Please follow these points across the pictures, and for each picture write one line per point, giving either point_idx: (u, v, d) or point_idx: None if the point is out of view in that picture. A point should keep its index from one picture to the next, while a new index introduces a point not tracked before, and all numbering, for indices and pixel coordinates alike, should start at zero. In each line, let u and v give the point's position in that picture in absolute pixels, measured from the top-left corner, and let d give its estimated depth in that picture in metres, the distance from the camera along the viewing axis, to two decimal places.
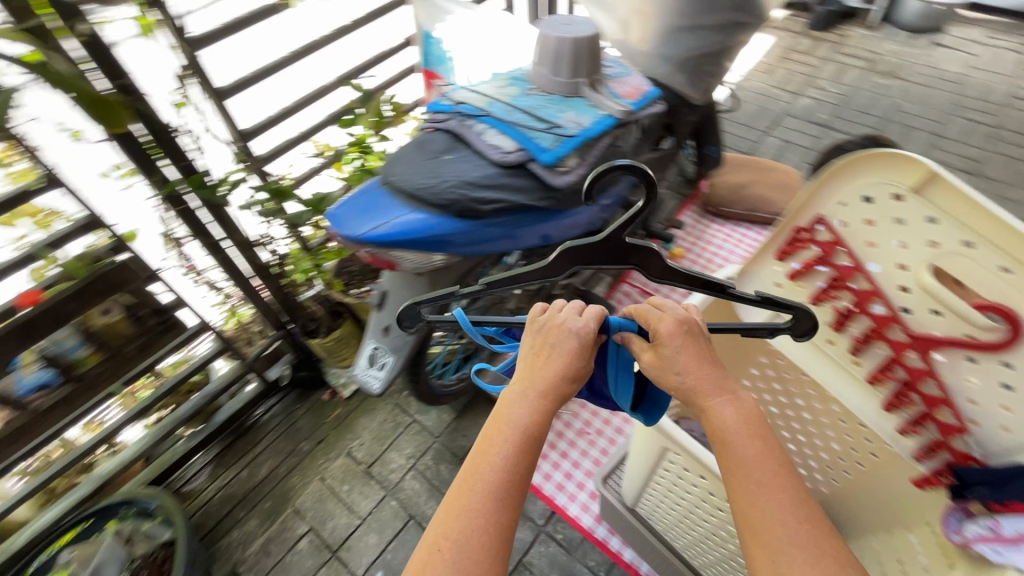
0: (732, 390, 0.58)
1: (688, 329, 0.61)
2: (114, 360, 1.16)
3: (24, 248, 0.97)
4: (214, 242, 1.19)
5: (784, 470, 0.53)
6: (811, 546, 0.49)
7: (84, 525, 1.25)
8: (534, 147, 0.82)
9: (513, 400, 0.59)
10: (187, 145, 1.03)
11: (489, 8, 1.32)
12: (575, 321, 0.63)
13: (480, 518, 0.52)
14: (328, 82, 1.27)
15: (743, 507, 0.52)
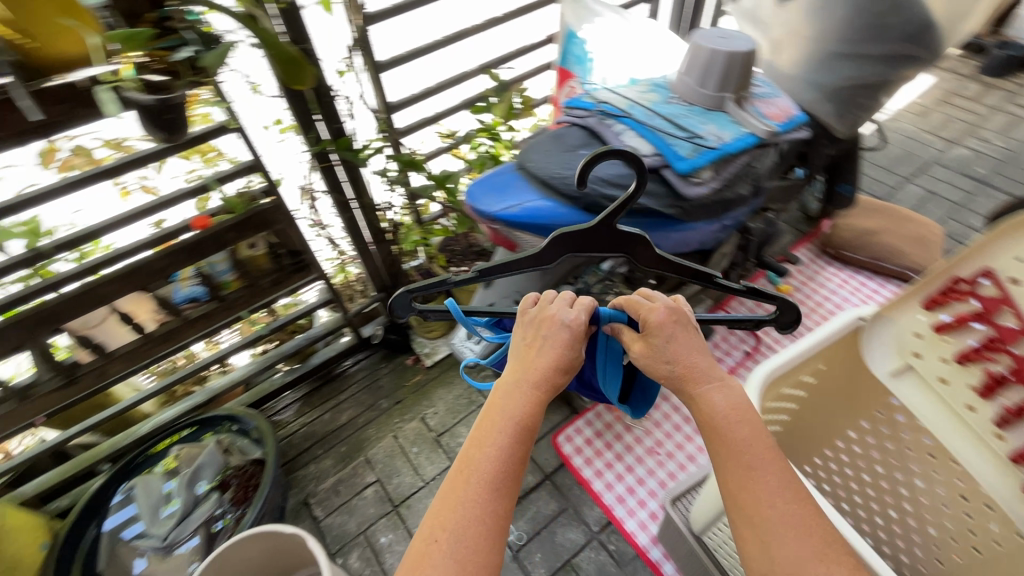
0: (722, 379, 0.67)
1: (676, 322, 0.70)
2: (250, 290, 1.30)
3: (194, 179, 1.13)
4: (345, 201, 1.31)
5: (770, 452, 0.61)
6: (793, 517, 0.57)
7: (188, 430, 1.42)
8: (671, 153, 0.83)
9: (505, 392, 0.67)
10: (342, 109, 1.14)
11: (637, 16, 1.33)
12: (566, 315, 0.72)
13: (477, 506, 0.58)
14: (470, 69, 1.34)
15: (731, 481, 0.60)
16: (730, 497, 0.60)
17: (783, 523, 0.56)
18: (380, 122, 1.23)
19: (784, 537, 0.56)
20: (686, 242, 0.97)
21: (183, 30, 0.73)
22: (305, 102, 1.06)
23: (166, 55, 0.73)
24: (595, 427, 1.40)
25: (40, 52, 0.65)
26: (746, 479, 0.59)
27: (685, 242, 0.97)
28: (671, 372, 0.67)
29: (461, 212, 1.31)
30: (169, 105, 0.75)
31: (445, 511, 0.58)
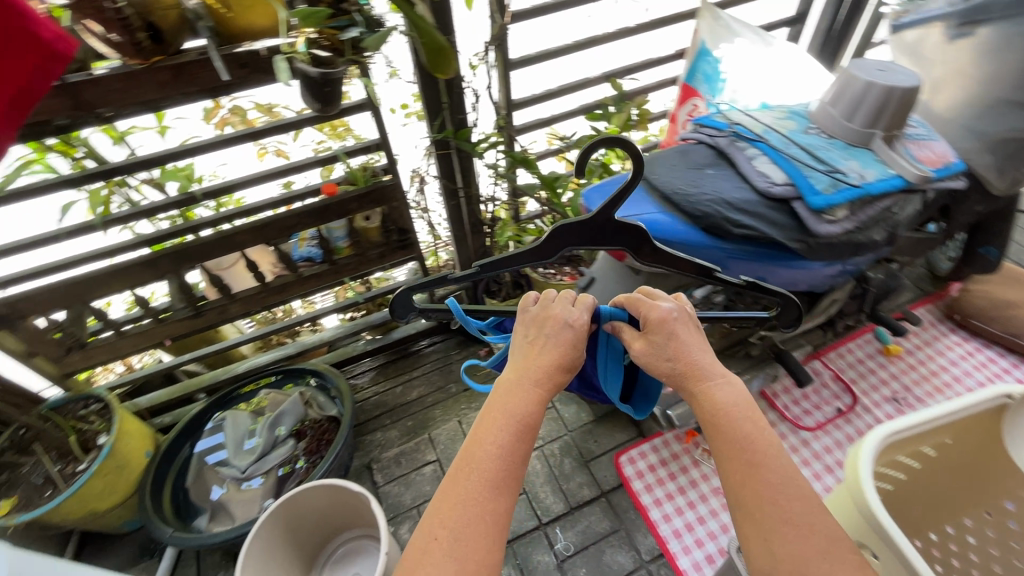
0: (726, 377, 0.66)
1: (678, 320, 0.70)
2: (359, 258, 1.36)
3: (320, 150, 1.30)
4: (453, 188, 1.37)
5: (774, 448, 0.58)
6: (802, 513, 0.54)
7: (271, 378, 1.55)
8: (806, 185, 0.79)
9: (505, 391, 0.66)
10: (467, 100, 1.19)
11: (778, 39, 1.28)
12: (568, 314, 0.72)
13: (478, 505, 0.56)
14: (595, 76, 1.35)
15: (734, 475, 0.58)
16: (732, 492, 0.58)
17: (791, 517, 0.53)
18: (499, 117, 1.26)
19: (794, 531, 0.52)
20: (799, 282, 0.91)
21: (354, 12, 0.79)
22: (437, 89, 1.12)
23: (336, 33, 0.79)
24: (661, 455, 1.36)
25: (232, 22, 0.76)
26: (753, 471, 0.57)
27: (799, 282, 0.91)
28: (673, 370, 0.67)
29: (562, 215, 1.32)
30: (328, 79, 0.80)
31: (441, 512, 0.56)
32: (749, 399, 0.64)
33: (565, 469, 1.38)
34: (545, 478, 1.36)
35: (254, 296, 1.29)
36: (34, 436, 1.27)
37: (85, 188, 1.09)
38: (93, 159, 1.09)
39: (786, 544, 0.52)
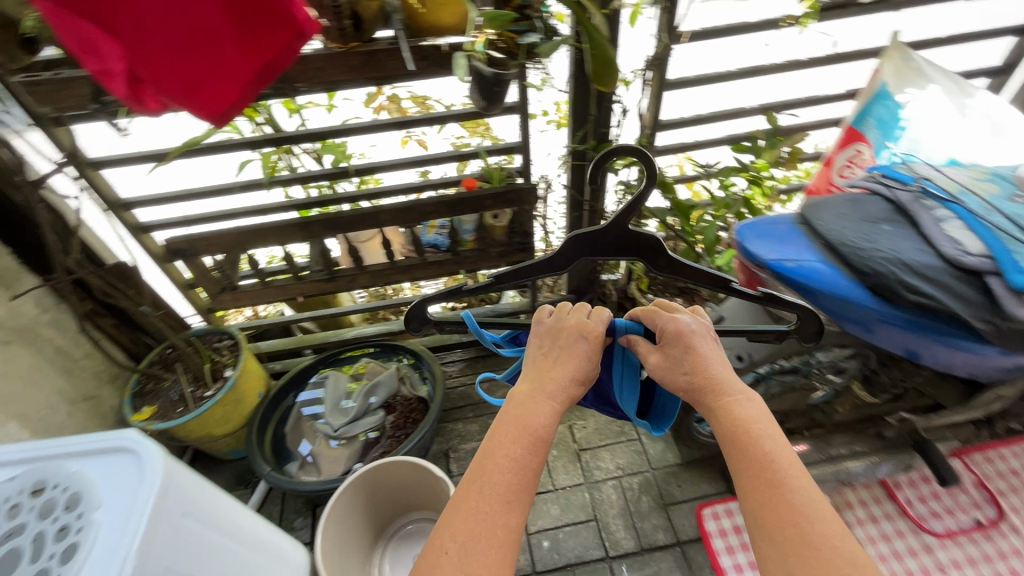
0: (748, 394, 0.62)
1: (695, 332, 0.67)
2: (480, 253, 1.40)
3: (456, 144, 1.36)
4: (579, 200, 1.37)
5: (798, 470, 0.54)
6: (832, 541, 0.48)
7: (371, 349, 1.64)
8: (1010, 261, 0.67)
9: (516, 403, 0.62)
10: (613, 116, 1.18)
11: (982, 90, 1.12)
12: (583, 326, 0.69)
13: (487, 521, 0.52)
14: (750, 107, 1.28)
15: (755, 494, 0.53)
16: (754, 514, 0.53)
17: (821, 544, 0.48)
18: (642, 136, 1.24)
19: (826, 556, 0.47)
20: (967, 366, 0.79)
21: (535, 19, 0.82)
22: (587, 98, 1.12)
23: (514, 37, 0.82)
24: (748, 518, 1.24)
25: (421, 17, 0.82)
26: (779, 491, 0.52)
27: (967, 366, 0.79)
28: (690, 383, 0.63)
29: (688, 245, 1.26)
30: (499, 79, 0.83)
31: (448, 527, 0.52)
32: (772, 418, 0.60)
33: (642, 508, 1.31)
34: (618, 510, 1.31)
35: (381, 272, 1.38)
36: (176, 357, 1.45)
37: (261, 151, 1.23)
38: (270, 126, 1.22)
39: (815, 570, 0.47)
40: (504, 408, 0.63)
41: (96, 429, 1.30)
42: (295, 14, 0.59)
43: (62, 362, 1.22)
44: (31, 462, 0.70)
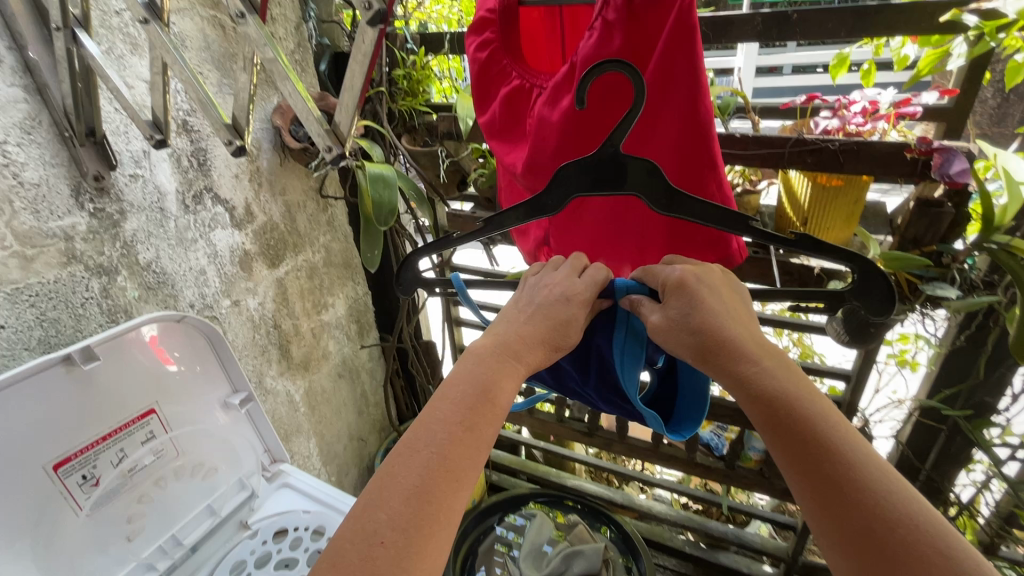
0: (782, 365, 0.50)
1: (701, 282, 0.55)
2: (761, 480, 1.16)
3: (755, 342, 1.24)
4: (916, 466, 1.05)
5: (857, 444, 0.43)
6: (920, 546, 0.38)
7: (568, 503, 1.50)
8: None
9: (470, 361, 0.54)
10: (1013, 387, 0.89)
11: None
12: (568, 286, 0.60)
13: (422, 508, 0.42)
14: None
15: (811, 489, 0.43)
16: (815, 512, 0.42)
17: (907, 554, 0.38)
18: None
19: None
20: None
21: (952, 270, 0.73)
22: (976, 354, 0.87)
23: (913, 282, 0.74)
24: None
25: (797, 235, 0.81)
26: (846, 486, 0.41)
27: None
28: (703, 346, 0.52)
29: None
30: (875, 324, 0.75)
31: (381, 498, 0.43)
32: (818, 391, 0.48)
33: None
34: None
35: (641, 450, 1.29)
36: None
37: None
38: None
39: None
40: (457, 366, 0.54)
41: (354, 467, 1.50)
42: (733, 242, 0.59)
43: (361, 403, 1.48)
44: (325, 504, 0.81)
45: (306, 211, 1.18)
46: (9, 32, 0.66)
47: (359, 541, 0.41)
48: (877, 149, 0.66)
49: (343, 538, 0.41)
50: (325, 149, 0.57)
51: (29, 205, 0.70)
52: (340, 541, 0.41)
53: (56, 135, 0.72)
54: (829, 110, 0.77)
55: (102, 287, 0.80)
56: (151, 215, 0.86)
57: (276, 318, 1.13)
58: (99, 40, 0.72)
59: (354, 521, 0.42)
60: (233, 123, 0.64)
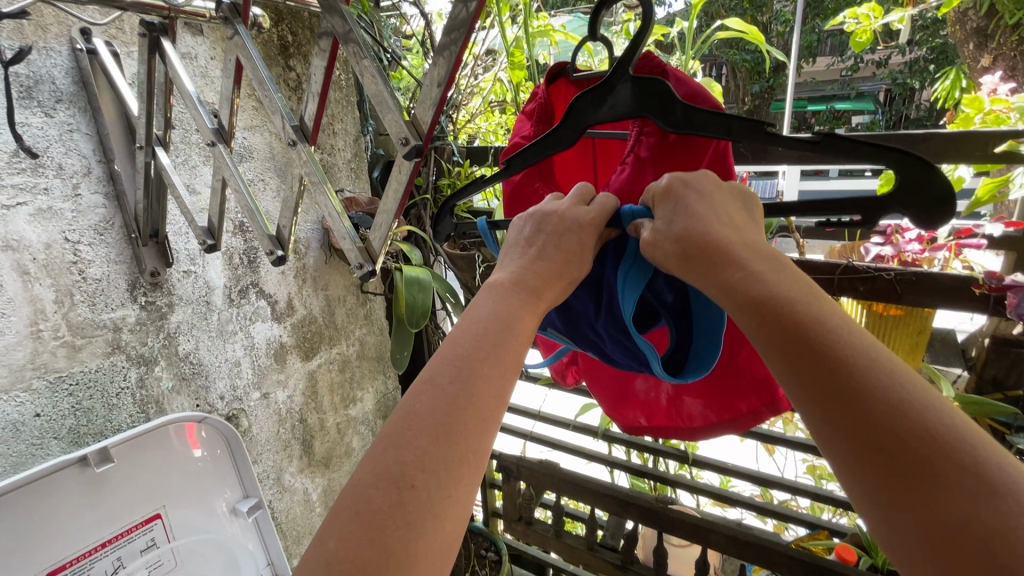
0: (778, 265, 0.38)
1: (691, 187, 0.44)
2: None
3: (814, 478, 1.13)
4: None
5: (871, 349, 0.33)
6: (949, 462, 0.29)
7: None
8: None
9: (490, 296, 0.45)
10: None
11: None
12: (576, 213, 0.51)
13: (450, 448, 0.36)
14: None
15: (819, 408, 0.33)
16: (826, 434, 0.32)
17: (930, 476, 0.29)
18: None
19: (956, 514, 0.28)
20: None
21: None
22: None
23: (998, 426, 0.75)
24: None
25: None
26: (853, 400, 0.31)
27: None
28: (685, 251, 0.42)
29: None
30: None
31: (405, 438, 0.36)
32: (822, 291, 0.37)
33: None
34: None
35: None
36: None
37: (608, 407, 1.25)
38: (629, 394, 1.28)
39: (931, 529, 0.28)
40: (473, 300, 0.46)
41: None
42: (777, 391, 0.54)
43: None
44: None
45: (345, 305, 1.21)
46: (102, 148, 0.75)
47: (385, 487, 0.34)
48: (940, 281, 0.63)
49: (363, 485, 0.35)
50: (355, 266, 0.59)
51: (87, 298, 0.74)
52: (360, 490, 0.34)
53: (124, 235, 0.78)
54: (881, 235, 0.75)
55: (138, 377, 0.82)
56: (197, 308, 0.90)
57: (303, 412, 1.13)
58: (176, 153, 0.81)
59: (375, 463, 0.35)
60: (276, 233, 0.68)
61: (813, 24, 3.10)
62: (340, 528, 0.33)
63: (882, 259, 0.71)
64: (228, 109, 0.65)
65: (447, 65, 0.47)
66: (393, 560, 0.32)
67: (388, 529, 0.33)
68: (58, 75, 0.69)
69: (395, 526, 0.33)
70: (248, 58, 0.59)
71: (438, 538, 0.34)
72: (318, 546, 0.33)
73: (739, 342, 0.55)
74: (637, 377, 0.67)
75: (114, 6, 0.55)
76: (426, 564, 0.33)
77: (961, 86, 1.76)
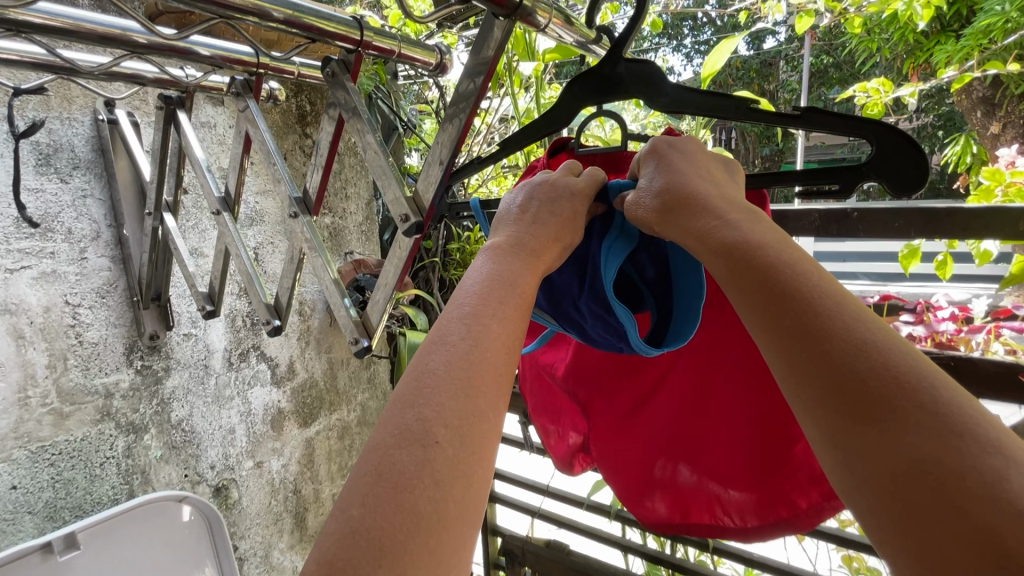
0: (754, 217, 0.34)
1: (674, 148, 0.42)
2: None
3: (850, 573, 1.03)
4: None
5: (847, 297, 0.28)
6: (915, 407, 0.23)
7: None
8: None
9: (489, 260, 0.40)
10: None
11: None
12: (569, 181, 0.47)
13: (474, 400, 0.30)
14: None
15: (782, 351, 0.28)
16: (790, 379, 0.27)
17: (893, 419, 0.23)
18: None
19: (910, 456, 0.22)
20: None
21: None
22: None
23: None
24: None
25: None
26: (813, 338, 0.27)
27: None
28: (665, 204, 0.39)
29: None
30: None
31: (426, 396, 0.30)
32: (798, 245, 0.32)
33: None
34: None
35: None
36: None
37: None
38: None
39: (889, 488, 0.22)
40: (472, 264, 0.40)
41: None
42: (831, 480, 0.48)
43: None
44: None
45: (348, 368, 1.18)
46: (113, 212, 0.75)
47: (410, 446, 0.28)
48: (980, 368, 0.58)
49: (384, 447, 0.28)
50: (350, 341, 0.57)
51: (82, 362, 0.72)
52: (382, 452, 0.28)
53: (127, 298, 0.77)
54: (911, 314, 0.71)
55: (126, 446, 0.78)
56: (194, 372, 0.87)
57: (297, 482, 1.07)
58: (187, 217, 0.81)
59: (394, 421, 0.29)
60: (275, 302, 0.67)
61: (819, 92, 3.17)
62: (365, 493, 0.26)
63: (915, 339, 0.68)
64: (236, 178, 0.65)
65: (456, 130, 0.47)
66: (425, 525, 0.26)
67: (418, 489, 0.26)
68: (78, 144, 0.70)
69: (424, 485, 0.27)
70: (258, 131, 0.60)
71: (467, 500, 0.28)
72: (340, 517, 0.26)
73: (793, 431, 0.50)
74: (661, 465, 0.62)
75: (135, 82, 0.57)
76: (456, 530, 0.27)
77: (973, 151, 1.75)
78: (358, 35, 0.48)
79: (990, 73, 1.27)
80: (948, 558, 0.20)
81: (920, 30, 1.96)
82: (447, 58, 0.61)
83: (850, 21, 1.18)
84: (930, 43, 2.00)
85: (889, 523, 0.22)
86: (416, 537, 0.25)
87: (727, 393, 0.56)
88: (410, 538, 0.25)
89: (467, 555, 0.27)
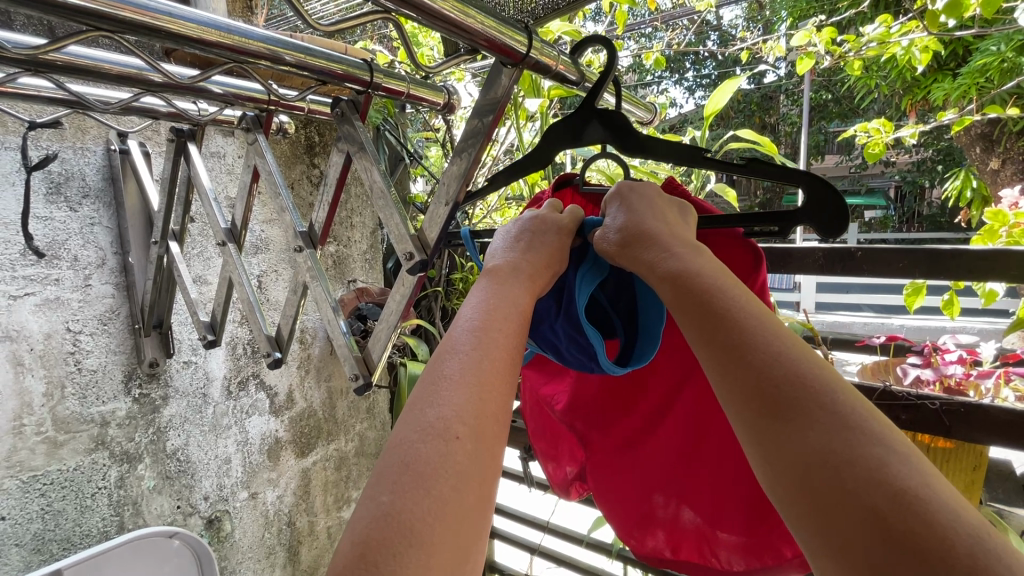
0: (701, 251, 0.37)
1: (635, 192, 0.44)
2: None
3: None
4: None
5: (763, 315, 0.32)
6: (818, 408, 0.27)
7: None
8: None
9: (489, 281, 0.39)
10: None
11: None
12: (556, 217, 0.47)
13: (486, 403, 0.30)
14: None
15: (714, 363, 0.31)
16: (720, 386, 0.31)
17: (803, 419, 0.27)
18: None
19: (818, 452, 0.26)
20: None
21: None
22: None
23: None
24: None
25: None
26: (739, 352, 0.30)
27: None
28: (624, 239, 0.41)
29: None
30: None
31: (439, 402, 0.30)
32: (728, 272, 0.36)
33: None
34: None
35: None
36: None
37: None
38: None
39: (804, 479, 0.26)
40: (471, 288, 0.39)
41: None
42: None
43: None
44: None
45: (348, 398, 1.17)
46: (120, 240, 0.75)
47: (432, 441, 0.28)
48: (993, 415, 0.57)
49: (407, 440, 0.28)
50: (351, 377, 0.56)
51: (79, 390, 0.71)
52: (404, 446, 0.28)
53: (128, 325, 0.77)
54: (919, 356, 0.70)
55: (119, 476, 0.76)
56: (193, 400, 0.86)
57: (292, 514, 1.05)
58: (192, 245, 0.82)
59: (414, 420, 0.29)
60: (276, 334, 0.66)
61: (819, 126, 3.23)
62: (393, 479, 0.27)
63: (923, 382, 0.67)
64: (242, 208, 0.66)
65: (464, 165, 0.47)
66: (449, 510, 0.26)
67: (441, 479, 0.27)
68: (90, 172, 0.71)
69: (447, 477, 0.27)
70: (267, 165, 0.60)
71: (487, 491, 0.28)
72: (367, 502, 0.26)
73: None
74: (660, 501, 0.60)
75: (148, 116, 0.59)
76: (476, 515, 0.27)
77: (973, 187, 1.76)
78: (369, 76, 0.49)
79: (990, 115, 1.29)
80: (847, 535, 0.24)
81: (918, 69, 2.00)
82: (456, 98, 0.63)
83: (849, 63, 1.21)
84: (927, 81, 2.04)
85: (801, 507, 0.26)
86: (442, 521, 0.26)
87: (727, 443, 0.54)
88: (436, 522, 0.25)
89: (485, 540, 0.27)
